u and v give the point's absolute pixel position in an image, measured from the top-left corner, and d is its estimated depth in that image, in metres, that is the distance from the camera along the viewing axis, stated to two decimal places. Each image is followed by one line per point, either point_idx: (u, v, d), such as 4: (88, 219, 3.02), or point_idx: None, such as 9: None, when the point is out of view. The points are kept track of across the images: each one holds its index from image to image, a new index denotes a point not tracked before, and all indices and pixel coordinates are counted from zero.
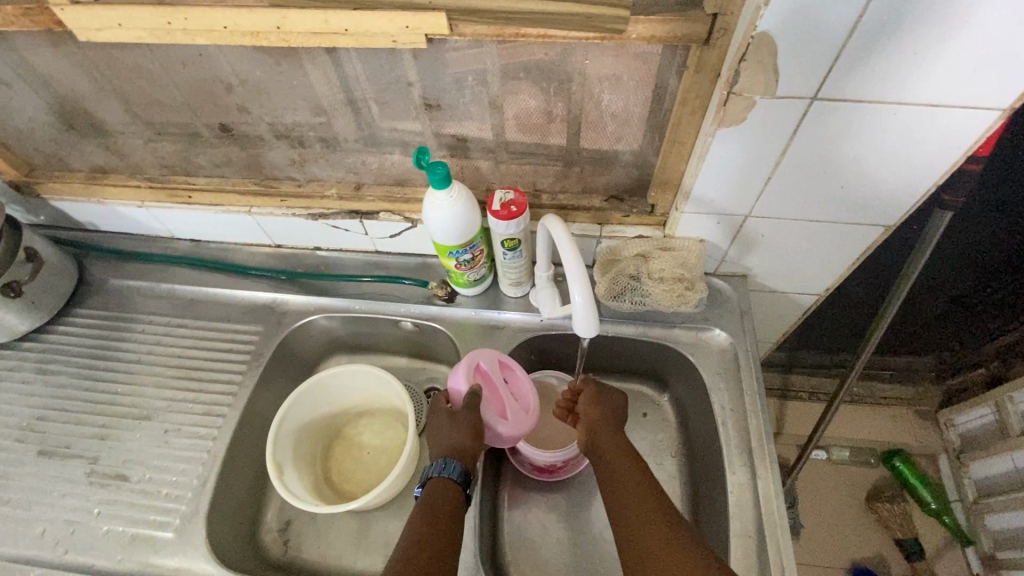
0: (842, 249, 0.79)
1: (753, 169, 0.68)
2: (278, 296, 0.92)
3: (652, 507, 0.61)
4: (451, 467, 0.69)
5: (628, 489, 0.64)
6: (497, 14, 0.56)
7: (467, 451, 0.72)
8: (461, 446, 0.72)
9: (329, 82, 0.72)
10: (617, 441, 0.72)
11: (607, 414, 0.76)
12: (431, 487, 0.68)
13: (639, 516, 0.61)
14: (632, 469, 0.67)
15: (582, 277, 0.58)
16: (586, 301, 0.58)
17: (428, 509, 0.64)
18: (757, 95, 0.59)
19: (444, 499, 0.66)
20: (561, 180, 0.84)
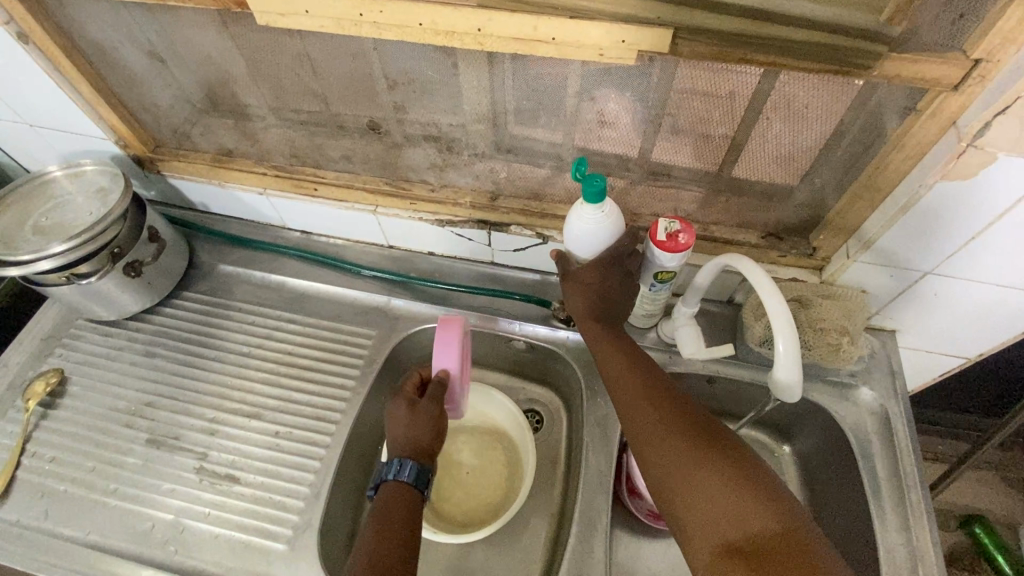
0: (1023, 318, 0.72)
1: (960, 226, 0.61)
2: (392, 299, 0.88)
3: (676, 437, 0.60)
4: (406, 470, 0.65)
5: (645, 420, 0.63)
6: (728, 37, 0.51)
7: (425, 450, 0.69)
8: (419, 444, 0.68)
9: (498, 88, 0.68)
10: (614, 360, 0.69)
11: (590, 314, 0.71)
12: (386, 493, 0.65)
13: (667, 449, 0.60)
14: (643, 398, 0.65)
15: (789, 327, 0.55)
16: (791, 352, 0.55)
17: (385, 519, 0.62)
18: (1003, 151, 0.52)
19: (402, 507, 0.63)
20: (711, 212, 0.79)
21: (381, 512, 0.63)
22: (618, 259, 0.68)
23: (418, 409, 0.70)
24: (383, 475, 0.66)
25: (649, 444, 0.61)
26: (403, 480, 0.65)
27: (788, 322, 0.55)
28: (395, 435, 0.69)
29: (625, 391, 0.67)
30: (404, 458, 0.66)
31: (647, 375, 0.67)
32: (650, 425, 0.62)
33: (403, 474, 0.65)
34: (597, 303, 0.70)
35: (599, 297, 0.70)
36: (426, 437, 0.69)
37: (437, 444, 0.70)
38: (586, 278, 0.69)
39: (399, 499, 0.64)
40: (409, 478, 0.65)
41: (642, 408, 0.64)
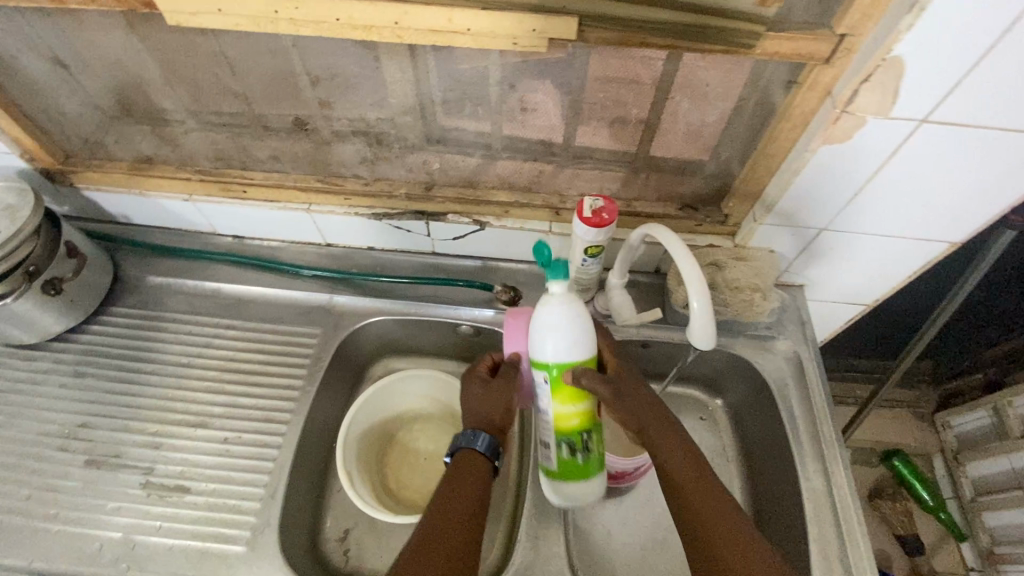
0: (905, 264, 0.82)
1: (844, 184, 0.69)
2: (333, 296, 0.89)
3: (723, 512, 0.58)
4: (480, 439, 0.67)
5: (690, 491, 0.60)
6: (628, 23, 0.55)
7: (496, 425, 0.71)
8: (493, 419, 0.71)
9: (422, 80, 0.70)
10: (660, 428, 0.66)
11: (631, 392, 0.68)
12: (460, 459, 0.67)
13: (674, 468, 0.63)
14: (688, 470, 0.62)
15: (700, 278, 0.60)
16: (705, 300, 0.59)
17: (457, 479, 0.64)
18: (870, 115, 0.60)
19: (475, 473, 0.65)
20: (634, 188, 0.84)
21: (451, 475, 0.65)
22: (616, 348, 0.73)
23: (492, 387, 0.73)
24: (460, 442, 0.68)
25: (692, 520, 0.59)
26: (477, 448, 0.67)
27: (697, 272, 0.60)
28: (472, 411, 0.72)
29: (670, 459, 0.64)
30: (478, 429, 0.68)
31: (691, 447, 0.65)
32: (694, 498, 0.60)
33: (480, 442, 0.67)
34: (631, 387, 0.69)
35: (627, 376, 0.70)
36: (500, 414, 0.71)
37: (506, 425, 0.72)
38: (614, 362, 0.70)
39: (471, 466, 0.66)
40: (484, 450, 0.67)
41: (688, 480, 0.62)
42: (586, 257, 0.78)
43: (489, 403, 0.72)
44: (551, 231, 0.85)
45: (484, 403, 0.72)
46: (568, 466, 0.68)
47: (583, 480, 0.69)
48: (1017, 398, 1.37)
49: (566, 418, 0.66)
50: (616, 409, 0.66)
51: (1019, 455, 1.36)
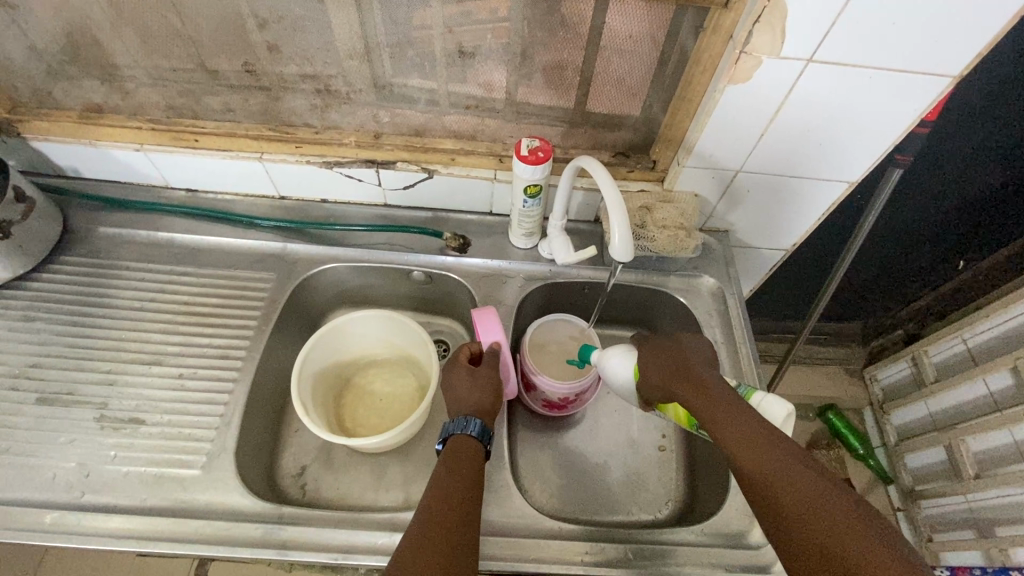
0: (812, 206, 0.91)
1: (751, 125, 0.77)
2: (286, 245, 0.92)
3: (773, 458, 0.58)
4: (472, 424, 0.71)
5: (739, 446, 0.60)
6: None
7: (486, 410, 0.75)
8: (482, 405, 0.75)
9: (368, 26, 0.75)
10: (702, 398, 0.66)
11: (671, 368, 0.70)
12: (454, 443, 0.70)
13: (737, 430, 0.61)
14: (737, 423, 0.62)
15: (615, 192, 0.67)
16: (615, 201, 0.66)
17: (455, 462, 0.67)
18: (765, 55, 0.67)
19: (469, 455, 0.68)
20: (571, 138, 0.91)
21: (449, 458, 0.67)
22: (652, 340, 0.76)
23: (478, 377, 0.78)
24: (450, 429, 0.71)
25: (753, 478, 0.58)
26: (470, 434, 0.70)
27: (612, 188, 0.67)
28: (459, 399, 0.76)
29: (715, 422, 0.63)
30: (470, 416, 0.72)
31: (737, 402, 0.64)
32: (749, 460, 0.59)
33: (472, 427, 0.71)
34: (667, 361, 0.71)
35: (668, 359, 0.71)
36: (487, 400, 0.76)
37: (493, 409, 0.77)
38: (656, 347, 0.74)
39: (465, 450, 0.69)
40: (475, 433, 0.70)
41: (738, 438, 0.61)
42: (527, 199, 0.84)
43: (472, 391, 0.76)
44: (495, 178, 0.90)
45: (464, 391, 0.76)
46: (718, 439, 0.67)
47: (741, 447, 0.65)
48: (932, 347, 1.51)
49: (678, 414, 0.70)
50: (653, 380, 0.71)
51: (934, 398, 1.49)
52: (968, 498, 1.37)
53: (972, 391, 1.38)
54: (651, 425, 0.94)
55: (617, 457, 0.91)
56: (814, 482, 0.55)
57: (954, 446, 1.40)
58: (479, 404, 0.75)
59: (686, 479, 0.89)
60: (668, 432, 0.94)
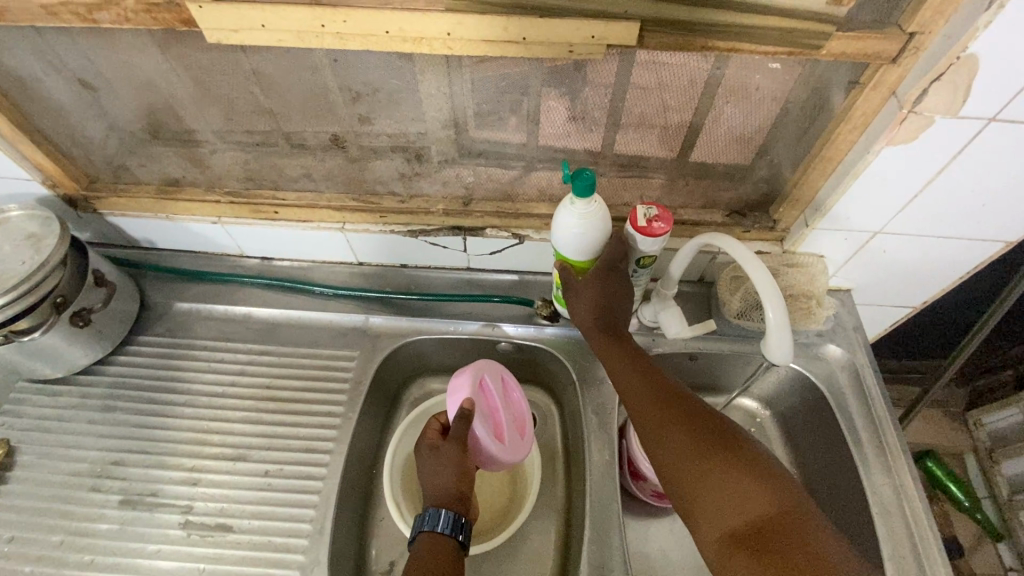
0: (956, 266, 0.80)
1: (903, 186, 0.67)
2: (368, 317, 0.86)
3: (717, 472, 0.58)
4: (441, 519, 0.66)
5: (659, 415, 0.65)
6: (692, 26, 0.53)
7: (455, 495, 0.69)
8: (446, 491, 0.69)
9: (464, 93, 0.68)
10: (608, 350, 0.72)
11: (597, 312, 0.72)
12: (422, 544, 0.65)
13: (675, 430, 0.63)
14: (659, 393, 0.66)
15: (772, 286, 0.56)
16: (776, 297, 0.56)
17: (423, 564, 0.63)
18: (938, 114, 0.58)
19: (438, 556, 0.64)
20: (678, 196, 0.82)
21: (418, 557, 0.64)
22: (603, 266, 0.71)
23: (437, 453, 0.71)
24: (420, 527, 0.67)
25: (669, 442, 0.63)
26: (437, 530, 0.66)
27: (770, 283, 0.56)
28: (426, 484, 0.71)
29: (637, 386, 0.68)
30: (439, 508, 0.67)
31: (695, 415, 0.64)
32: (669, 427, 0.63)
33: (441, 524, 0.66)
34: (604, 296, 0.71)
35: (606, 296, 0.71)
36: (453, 482, 0.70)
37: (466, 490, 0.70)
38: (601, 279, 0.70)
39: (433, 545, 0.65)
40: (445, 529, 0.66)
41: (659, 405, 0.65)
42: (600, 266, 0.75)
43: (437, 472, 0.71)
44: None
45: (430, 471, 0.71)
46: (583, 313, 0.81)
47: None
48: None
49: None
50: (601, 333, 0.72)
51: None
52: None
53: None
54: None
55: None
56: (746, 491, 0.56)
57: None
58: (445, 489, 0.69)
59: None
60: None
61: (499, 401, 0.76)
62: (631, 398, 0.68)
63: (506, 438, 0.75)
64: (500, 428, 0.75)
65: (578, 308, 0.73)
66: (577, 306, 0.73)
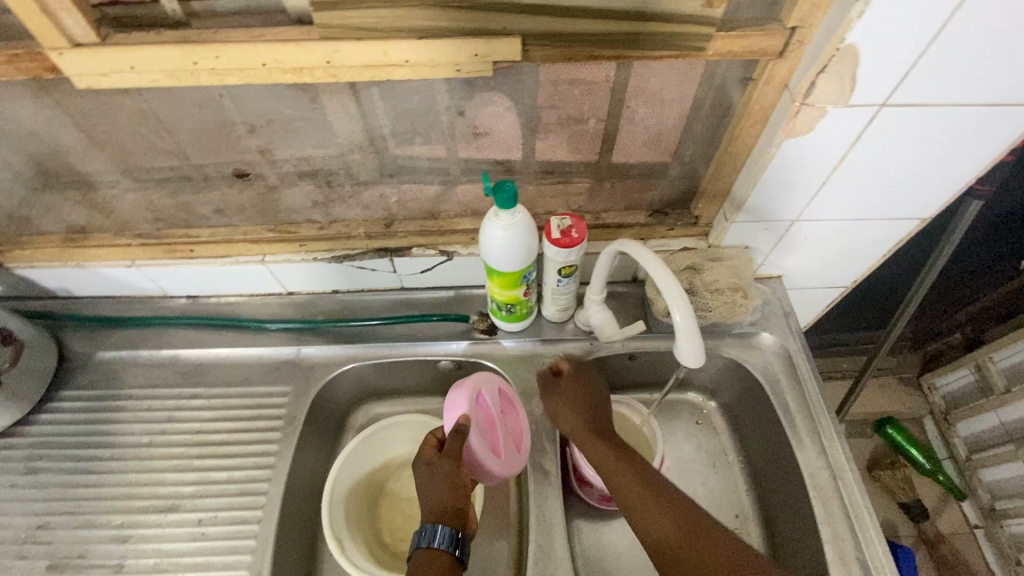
0: (877, 246, 0.82)
1: (811, 175, 0.68)
2: (301, 349, 0.84)
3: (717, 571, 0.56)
4: (439, 535, 0.64)
5: (657, 523, 0.61)
6: (575, 38, 0.52)
7: (451, 511, 0.67)
8: (444, 508, 0.67)
9: (367, 116, 0.66)
10: (594, 447, 0.69)
11: (582, 416, 0.72)
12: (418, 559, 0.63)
13: (661, 526, 0.61)
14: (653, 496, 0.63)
15: (683, 296, 0.56)
16: (685, 307, 0.56)
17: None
18: (830, 105, 0.58)
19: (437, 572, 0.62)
20: (602, 199, 0.82)
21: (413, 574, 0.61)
22: (576, 382, 0.75)
23: (434, 468, 0.68)
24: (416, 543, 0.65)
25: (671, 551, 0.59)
26: (435, 546, 0.63)
27: (679, 290, 0.57)
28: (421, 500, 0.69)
29: (633, 488, 0.64)
30: (436, 523, 0.65)
31: (673, 499, 0.62)
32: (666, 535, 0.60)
33: (439, 539, 0.64)
34: (587, 410, 0.73)
35: (592, 407, 0.73)
36: (450, 498, 0.68)
37: (463, 506, 0.68)
38: (581, 393, 0.74)
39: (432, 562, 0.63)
40: (442, 544, 0.64)
41: (654, 507, 0.62)
42: (530, 274, 0.74)
43: (433, 488, 0.68)
44: None
45: (428, 487, 0.69)
46: (516, 314, 0.82)
47: (517, 322, 0.83)
48: (997, 352, 1.39)
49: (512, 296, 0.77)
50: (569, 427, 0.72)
51: (1007, 409, 1.38)
52: None
53: None
54: (723, 503, 0.84)
55: None
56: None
57: None
58: (441, 505, 0.67)
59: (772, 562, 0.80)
60: (742, 511, 0.84)
61: (495, 413, 0.73)
62: (624, 499, 0.64)
63: (501, 453, 0.72)
64: (496, 443, 0.72)
65: (564, 420, 0.73)
66: (562, 418, 0.73)
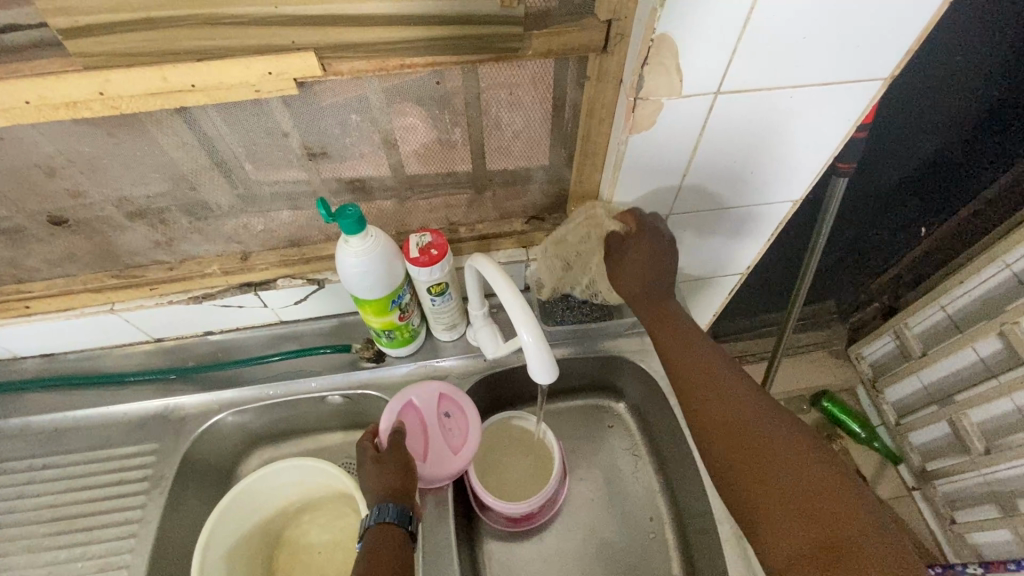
0: (757, 233, 0.81)
1: (668, 167, 0.66)
2: (170, 400, 0.78)
3: (800, 478, 0.55)
4: (388, 511, 0.61)
5: (733, 412, 0.61)
6: (374, 47, 0.49)
7: (400, 490, 0.64)
8: (393, 487, 0.64)
9: (186, 147, 0.60)
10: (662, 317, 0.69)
11: (644, 274, 0.69)
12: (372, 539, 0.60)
13: (755, 438, 0.59)
14: (744, 392, 0.62)
15: (526, 313, 0.54)
16: (533, 326, 0.54)
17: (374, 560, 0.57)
18: (664, 97, 0.56)
19: (390, 549, 0.58)
20: (476, 210, 0.78)
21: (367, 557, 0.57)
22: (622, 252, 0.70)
23: (383, 460, 0.66)
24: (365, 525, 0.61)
25: (755, 443, 0.58)
26: (386, 522, 0.60)
27: (523, 306, 0.55)
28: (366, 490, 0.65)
29: (707, 398, 0.63)
30: (383, 503, 0.62)
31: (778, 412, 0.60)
32: (763, 439, 0.58)
33: (389, 515, 0.61)
34: (652, 269, 0.69)
35: (656, 261, 0.68)
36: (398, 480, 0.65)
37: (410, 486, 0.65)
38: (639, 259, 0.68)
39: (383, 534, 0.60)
40: (394, 519, 0.61)
41: (733, 416, 0.60)
42: (402, 295, 0.69)
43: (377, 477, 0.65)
44: None
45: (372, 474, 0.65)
46: (399, 340, 0.76)
47: (403, 347, 0.78)
48: (911, 318, 1.43)
49: (386, 322, 0.71)
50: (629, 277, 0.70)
51: (926, 371, 1.42)
52: (981, 472, 1.30)
53: (963, 359, 1.31)
54: (636, 508, 0.82)
55: (603, 562, 0.78)
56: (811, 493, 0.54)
57: (956, 421, 1.33)
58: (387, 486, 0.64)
59: (684, 562, 0.78)
60: (656, 513, 0.82)
61: (434, 419, 0.72)
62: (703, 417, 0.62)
63: (432, 459, 0.70)
64: (429, 449, 0.71)
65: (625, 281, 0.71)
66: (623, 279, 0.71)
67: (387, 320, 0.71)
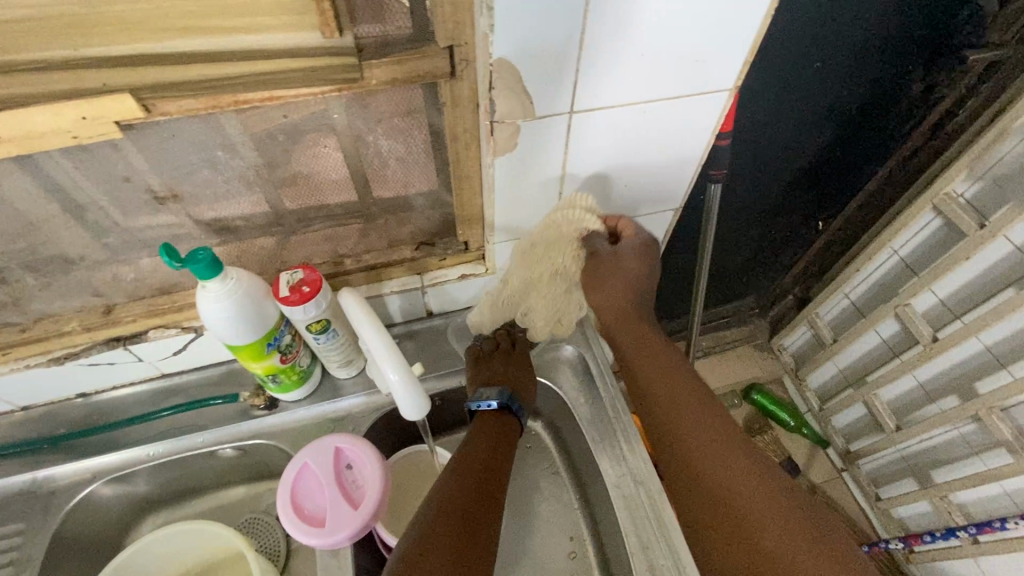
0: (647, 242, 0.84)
1: (542, 185, 0.67)
2: (37, 474, 0.71)
3: (774, 526, 0.55)
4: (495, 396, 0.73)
5: (711, 447, 0.63)
6: (198, 85, 0.47)
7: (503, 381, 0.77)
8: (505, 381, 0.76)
9: (13, 200, 0.56)
10: (649, 349, 0.74)
11: (625, 291, 0.77)
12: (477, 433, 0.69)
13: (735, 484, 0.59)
14: (726, 437, 0.63)
15: (389, 355, 0.60)
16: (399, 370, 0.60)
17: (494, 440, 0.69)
18: (519, 120, 0.58)
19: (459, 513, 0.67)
20: (362, 241, 0.76)
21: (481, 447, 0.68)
22: (611, 261, 0.77)
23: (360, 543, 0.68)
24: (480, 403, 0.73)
25: (727, 479, 0.60)
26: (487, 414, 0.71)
27: (388, 351, 0.60)
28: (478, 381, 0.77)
29: (688, 420, 0.65)
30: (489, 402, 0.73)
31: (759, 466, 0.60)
32: (738, 467, 0.60)
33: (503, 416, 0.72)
34: (633, 287, 0.77)
35: (631, 283, 0.77)
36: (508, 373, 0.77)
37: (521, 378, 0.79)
38: (629, 265, 0.76)
39: (490, 424, 0.71)
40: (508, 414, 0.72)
41: (711, 461, 0.62)
42: (280, 336, 0.66)
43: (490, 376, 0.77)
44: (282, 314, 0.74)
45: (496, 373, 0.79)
46: (286, 383, 0.73)
47: (294, 390, 0.74)
48: (821, 308, 1.50)
49: (267, 367, 0.68)
50: (599, 294, 0.77)
51: (840, 356, 1.49)
52: (897, 447, 1.37)
53: (868, 343, 1.38)
54: (556, 528, 0.81)
55: None
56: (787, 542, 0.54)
57: (869, 402, 1.39)
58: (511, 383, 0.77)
59: None
60: (577, 533, 0.81)
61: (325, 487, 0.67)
62: (682, 439, 0.64)
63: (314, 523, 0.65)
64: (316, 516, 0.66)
65: (600, 299, 0.77)
66: (599, 295, 0.77)
67: (267, 364, 0.67)
